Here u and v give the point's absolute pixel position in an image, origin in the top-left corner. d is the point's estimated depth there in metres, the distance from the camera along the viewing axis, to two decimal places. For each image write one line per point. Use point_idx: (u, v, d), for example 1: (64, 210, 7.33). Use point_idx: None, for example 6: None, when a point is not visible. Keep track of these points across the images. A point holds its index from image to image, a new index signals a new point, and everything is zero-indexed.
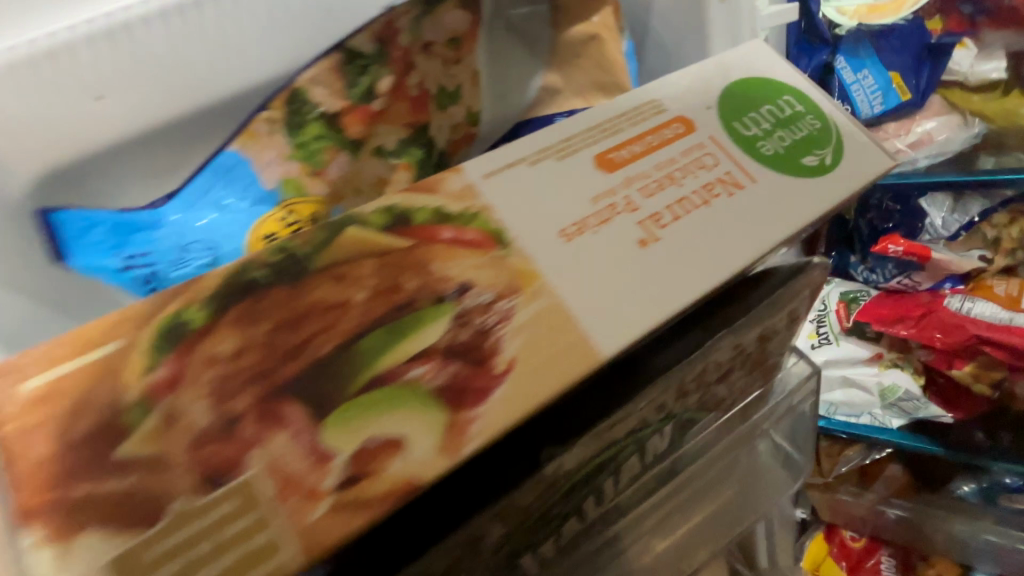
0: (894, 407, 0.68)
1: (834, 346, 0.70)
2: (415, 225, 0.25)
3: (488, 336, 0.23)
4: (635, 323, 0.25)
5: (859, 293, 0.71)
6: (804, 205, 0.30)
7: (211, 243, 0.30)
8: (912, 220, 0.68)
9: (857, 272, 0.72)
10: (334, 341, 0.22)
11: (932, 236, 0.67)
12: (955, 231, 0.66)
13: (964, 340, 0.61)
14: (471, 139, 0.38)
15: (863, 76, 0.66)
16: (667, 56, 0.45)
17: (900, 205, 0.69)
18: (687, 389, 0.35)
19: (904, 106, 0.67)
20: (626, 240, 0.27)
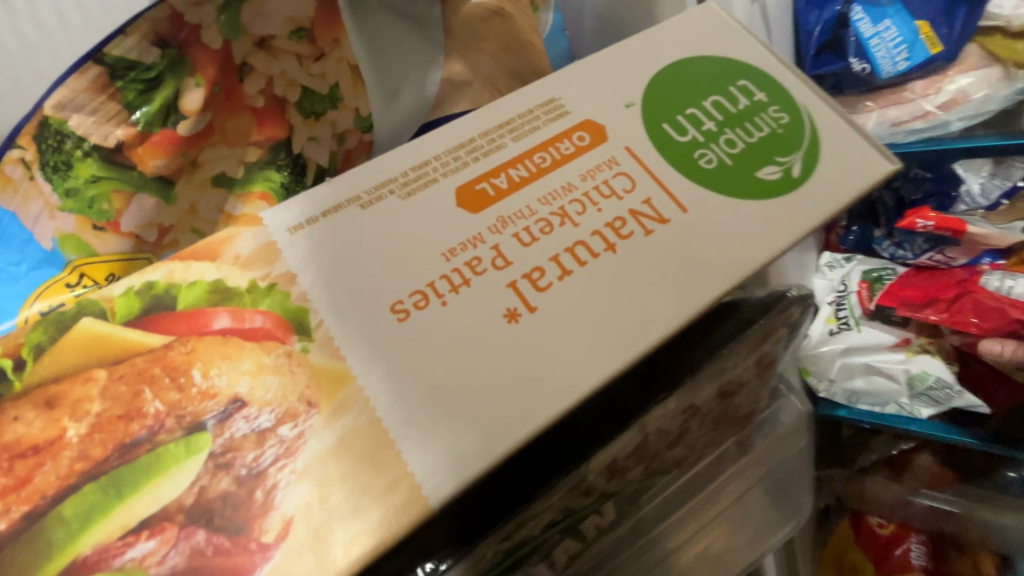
0: (923, 399, 0.49)
1: (854, 333, 0.52)
2: (180, 311, 0.18)
3: (260, 483, 0.16)
4: (486, 443, 0.17)
5: (885, 271, 0.53)
6: (754, 241, 0.21)
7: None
8: (945, 190, 0.52)
9: (882, 248, 0.54)
10: (19, 511, 0.15)
11: (968, 208, 0.51)
12: (996, 200, 0.50)
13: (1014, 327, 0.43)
14: (369, 149, 0.29)
15: (885, 27, 0.49)
16: (613, 29, 0.36)
17: (931, 171, 0.52)
18: (623, 465, 0.27)
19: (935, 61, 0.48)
20: (488, 313, 0.19)
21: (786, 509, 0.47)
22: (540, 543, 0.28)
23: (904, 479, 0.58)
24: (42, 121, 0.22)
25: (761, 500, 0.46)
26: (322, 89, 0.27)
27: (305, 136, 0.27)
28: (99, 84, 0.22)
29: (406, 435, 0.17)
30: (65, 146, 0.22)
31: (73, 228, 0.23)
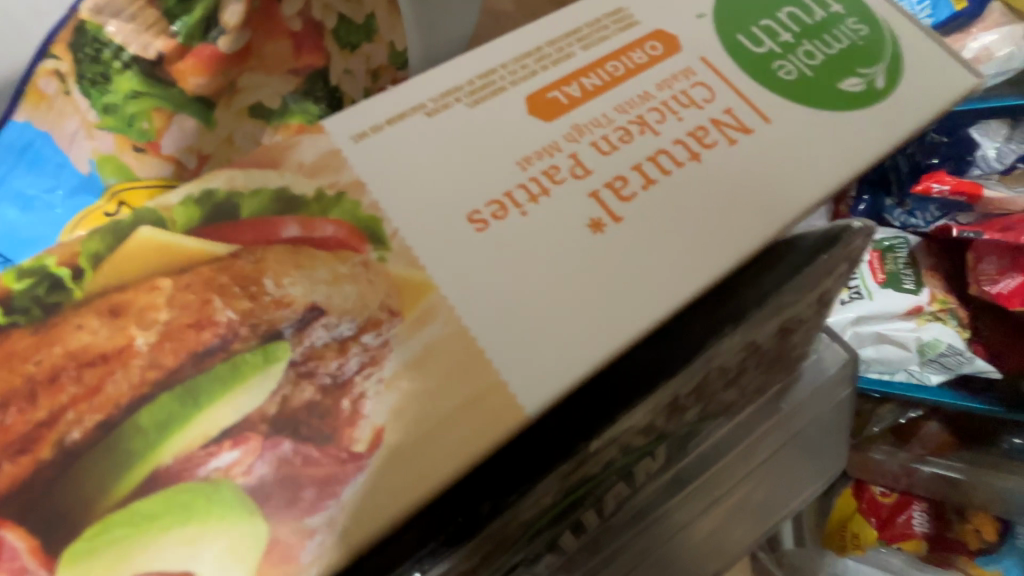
0: (933, 365, 0.46)
1: (867, 301, 0.47)
2: (245, 220, 0.17)
3: (346, 393, 0.15)
4: (577, 354, 0.16)
5: (897, 241, 0.49)
6: (843, 153, 0.20)
7: (5, 253, 0.21)
8: (961, 154, 0.48)
9: (891, 217, 0.50)
10: (91, 421, 0.14)
11: (982, 172, 0.48)
12: (1012, 164, 0.47)
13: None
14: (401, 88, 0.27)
15: None
16: None
17: (947, 136, 0.48)
18: (683, 403, 0.27)
19: (958, 18, 0.50)
20: (570, 222, 0.18)
21: (816, 466, 0.47)
22: (595, 486, 0.27)
23: (909, 445, 0.52)
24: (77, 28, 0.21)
25: (794, 452, 0.45)
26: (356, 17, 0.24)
27: (341, 69, 0.24)
28: None
29: (495, 345, 0.16)
30: (103, 56, 0.21)
31: (111, 150, 0.22)
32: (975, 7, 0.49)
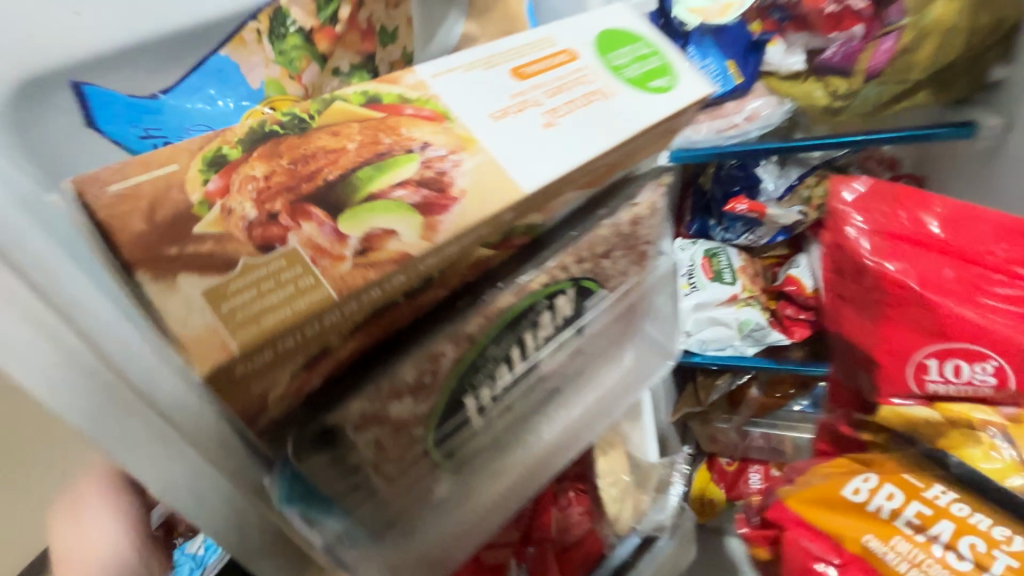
0: (750, 338, 1.09)
1: (700, 291, 1.10)
2: (385, 103, 0.34)
3: (446, 174, 0.33)
4: (545, 171, 0.35)
5: (718, 250, 1.14)
6: (654, 109, 0.43)
7: (209, 124, 0.37)
8: (752, 184, 1.11)
9: (717, 231, 1.15)
10: (337, 172, 0.30)
11: (767, 198, 1.11)
12: (782, 191, 1.10)
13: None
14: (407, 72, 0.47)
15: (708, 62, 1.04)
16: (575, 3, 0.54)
17: (743, 171, 1.12)
18: (584, 256, 0.48)
19: (738, 87, 1.08)
20: (535, 122, 0.38)
21: (661, 352, 0.72)
22: (535, 303, 0.46)
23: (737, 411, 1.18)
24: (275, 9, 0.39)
25: (642, 339, 0.70)
26: (389, 27, 0.44)
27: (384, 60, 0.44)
28: None
29: (508, 164, 0.35)
30: (285, 25, 0.40)
31: (277, 76, 0.40)
32: (745, 83, 1.08)
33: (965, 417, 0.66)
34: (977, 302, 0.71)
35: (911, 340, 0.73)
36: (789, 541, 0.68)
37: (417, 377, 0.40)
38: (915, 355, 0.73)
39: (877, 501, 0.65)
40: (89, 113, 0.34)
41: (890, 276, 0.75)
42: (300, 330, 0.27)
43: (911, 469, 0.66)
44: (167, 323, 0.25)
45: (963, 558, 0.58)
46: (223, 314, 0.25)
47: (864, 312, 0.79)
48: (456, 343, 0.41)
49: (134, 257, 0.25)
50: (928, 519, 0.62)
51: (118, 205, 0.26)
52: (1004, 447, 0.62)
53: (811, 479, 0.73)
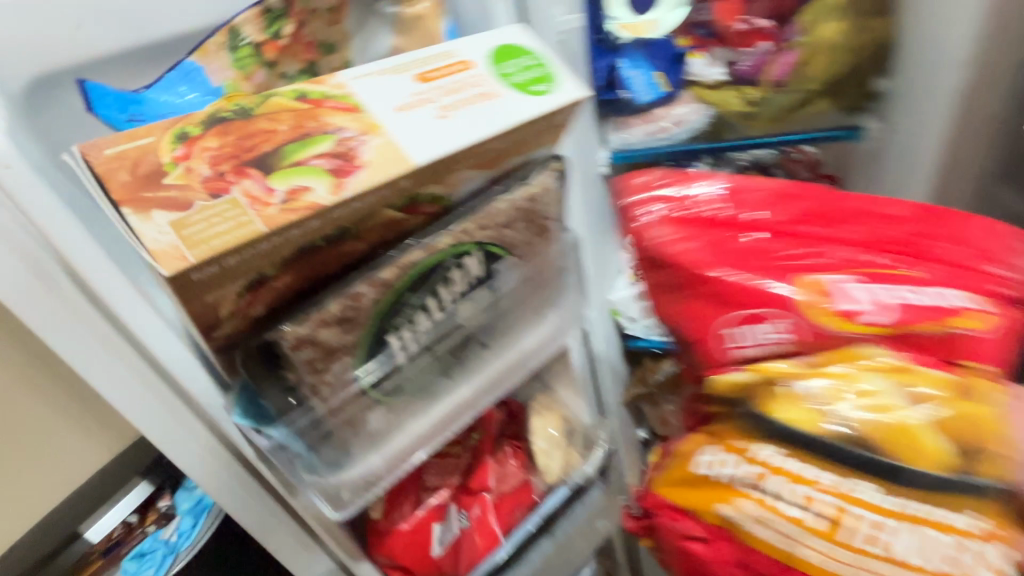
0: None
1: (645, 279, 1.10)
2: (311, 97, 0.46)
3: (354, 149, 0.44)
4: (433, 150, 0.47)
5: None
6: (532, 107, 0.55)
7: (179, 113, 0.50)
8: None
9: None
10: (270, 146, 0.42)
11: None
12: None
13: (970, 301, 0.62)
14: None
15: (635, 74, 0.93)
16: (486, 21, 0.66)
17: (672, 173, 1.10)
18: (486, 224, 0.60)
19: None
20: (430, 114, 0.50)
21: (574, 318, 0.85)
22: (444, 260, 0.58)
23: None
24: (231, 26, 0.51)
25: (558, 307, 0.82)
26: (328, 41, 0.58)
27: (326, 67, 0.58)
28: (258, 14, 0.52)
29: (404, 144, 0.46)
30: (238, 39, 0.52)
31: (234, 78, 0.52)
32: None
33: (766, 372, 0.64)
34: (759, 270, 0.65)
35: (731, 304, 0.66)
36: (665, 527, 0.72)
37: (342, 311, 0.51)
38: (740, 315, 0.65)
39: (735, 471, 0.64)
40: (87, 102, 0.47)
41: (715, 240, 0.68)
42: (238, 252, 0.38)
43: (738, 432, 0.66)
44: (143, 244, 0.36)
45: (823, 516, 0.58)
46: (183, 238, 0.36)
47: (672, 297, 0.71)
48: (374, 286, 0.53)
49: (122, 198, 0.37)
50: (768, 471, 0.62)
51: (112, 163, 0.37)
52: (805, 396, 0.61)
53: (679, 454, 0.74)
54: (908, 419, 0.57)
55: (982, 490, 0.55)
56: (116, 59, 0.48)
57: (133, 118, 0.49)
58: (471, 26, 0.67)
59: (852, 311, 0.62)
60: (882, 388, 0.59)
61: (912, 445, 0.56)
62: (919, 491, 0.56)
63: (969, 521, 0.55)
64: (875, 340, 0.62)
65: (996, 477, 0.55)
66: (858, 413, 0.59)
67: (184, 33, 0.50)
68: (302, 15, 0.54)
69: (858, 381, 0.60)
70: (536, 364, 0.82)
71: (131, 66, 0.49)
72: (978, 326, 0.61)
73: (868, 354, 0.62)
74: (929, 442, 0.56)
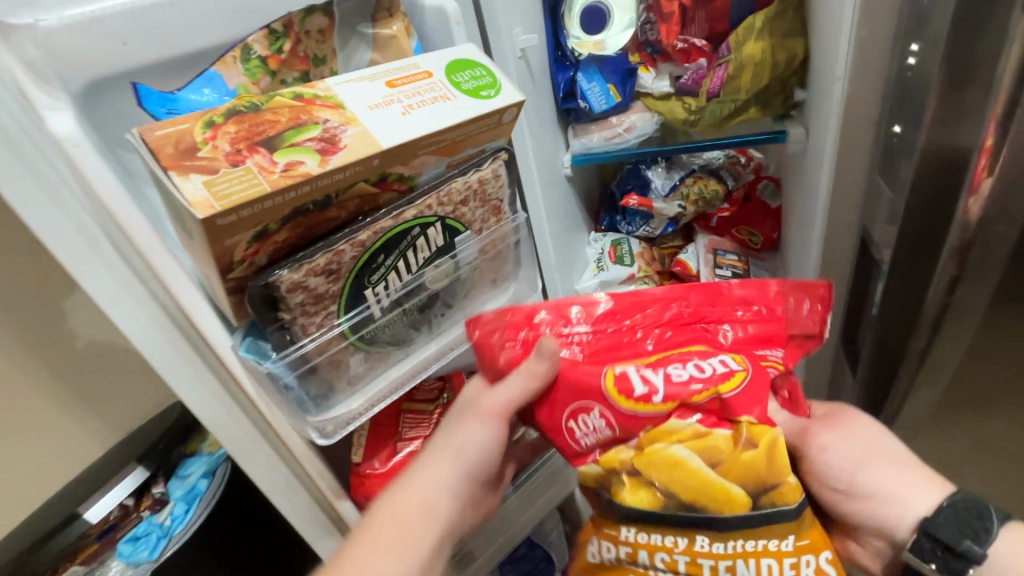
0: None
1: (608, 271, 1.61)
2: (305, 97, 0.61)
3: (336, 135, 0.59)
4: (397, 137, 0.62)
5: (620, 239, 1.68)
6: (478, 107, 0.70)
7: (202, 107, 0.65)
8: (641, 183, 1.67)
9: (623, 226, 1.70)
10: (274, 132, 0.57)
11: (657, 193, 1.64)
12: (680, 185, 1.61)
13: (743, 359, 0.68)
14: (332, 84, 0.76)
15: (592, 86, 1.35)
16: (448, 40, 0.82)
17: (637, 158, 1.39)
18: (445, 202, 0.75)
19: (619, 104, 1.38)
20: (396, 111, 0.65)
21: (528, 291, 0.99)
22: (411, 229, 0.73)
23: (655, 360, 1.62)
24: (244, 45, 0.67)
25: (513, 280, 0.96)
26: (320, 55, 0.73)
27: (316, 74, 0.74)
28: (265, 36, 0.68)
29: (375, 132, 0.61)
30: (250, 53, 0.67)
31: (245, 83, 0.68)
32: (624, 99, 1.38)
33: (615, 460, 0.70)
34: (593, 368, 0.71)
35: (564, 403, 0.71)
36: None
37: (327, 264, 0.66)
38: (569, 411, 0.71)
39: (614, 553, 0.73)
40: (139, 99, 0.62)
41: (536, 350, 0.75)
42: (250, 206, 0.53)
43: (608, 522, 0.74)
44: (183, 196, 0.50)
45: (680, 564, 0.69)
46: (211, 193, 0.51)
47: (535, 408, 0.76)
48: (353, 245, 0.67)
49: (168, 164, 0.51)
50: (633, 548, 0.71)
51: (161, 141, 0.52)
52: (638, 480, 0.69)
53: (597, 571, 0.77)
54: (706, 477, 0.65)
55: (792, 514, 0.65)
56: (155, 66, 0.64)
57: (170, 112, 0.64)
58: (435, 45, 0.84)
59: (645, 394, 0.67)
60: (685, 456, 0.66)
61: (726, 498, 0.65)
62: (742, 527, 0.66)
63: (788, 541, 0.65)
64: (671, 415, 0.67)
65: (785, 502, 0.65)
66: (670, 485, 0.66)
67: (205, 46, 0.66)
68: (298, 35, 0.71)
69: (668, 460, 0.66)
70: None
71: (168, 72, 0.66)
72: (749, 380, 0.66)
73: (674, 428, 0.66)
74: (735, 493, 0.65)
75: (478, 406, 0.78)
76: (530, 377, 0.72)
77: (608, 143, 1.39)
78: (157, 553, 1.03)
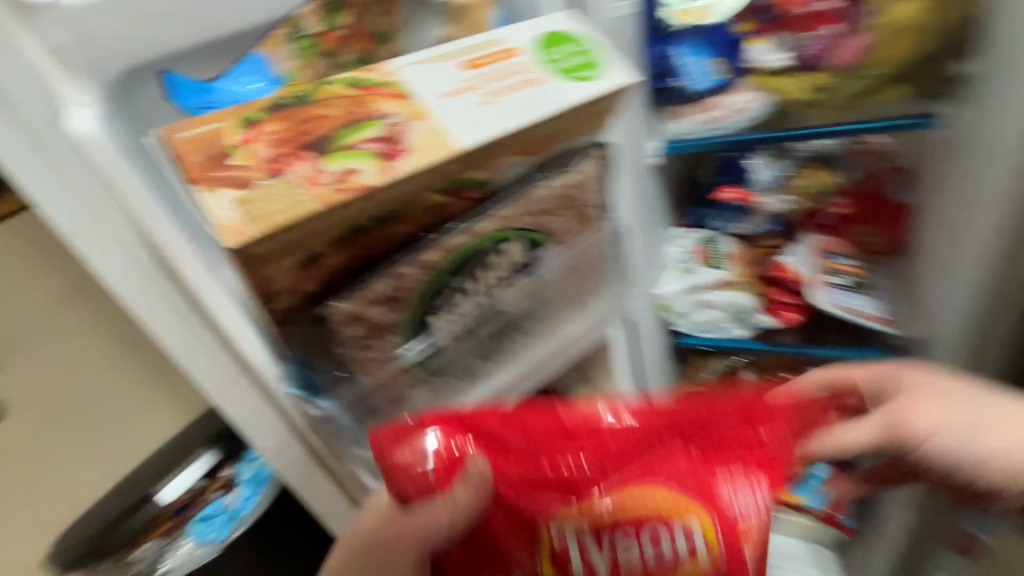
0: None
1: None
2: (364, 85, 0.48)
3: (402, 134, 0.47)
4: (475, 134, 0.49)
5: None
6: (578, 93, 0.55)
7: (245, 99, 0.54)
8: None
9: None
10: (325, 131, 0.45)
11: None
12: None
13: (726, 555, 0.43)
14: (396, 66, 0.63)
15: (688, 62, 0.86)
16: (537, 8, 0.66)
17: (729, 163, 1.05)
18: (529, 211, 0.61)
19: None
20: (476, 100, 0.51)
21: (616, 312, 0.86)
22: (487, 245, 0.60)
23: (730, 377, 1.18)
24: (292, 19, 0.54)
25: (599, 298, 0.83)
26: (383, 31, 0.61)
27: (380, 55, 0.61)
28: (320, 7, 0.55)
29: (450, 129, 0.48)
30: (301, 29, 0.55)
31: (295, 67, 0.56)
32: None
33: None
34: (528, 533, 0.45)
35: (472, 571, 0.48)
36: None
37: (387, 290, 0.54)
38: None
39: None
40: (164, 91, 0.52)
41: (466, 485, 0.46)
42: (293, 228, 0.41)
43: None
44: (211, 215, 0.39)
45: None
46: (247, 212, 0.40)
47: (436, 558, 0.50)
48: (418, 266, 0.55)
49: (194, 176, 0.40)
50: None
51: (187, 143, 0.41)
52: None
53: None
54: None
55: None
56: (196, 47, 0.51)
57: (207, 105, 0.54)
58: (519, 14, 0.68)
59: None
60: None
61: None
62: None
63: None
64: None
65: None
66: None
67: (256, 24, 0.53)
68: (358, 7, 0.57)
69: None
70: (573, 355, 0.82)
71: (209, 58, 0.53)
72: None
73: None
74: None
75: (382, 546, 0.47)
76: (452, 521, 0.43)
77: (700, 127, 0.88)
78: (224, 535, 1.00)
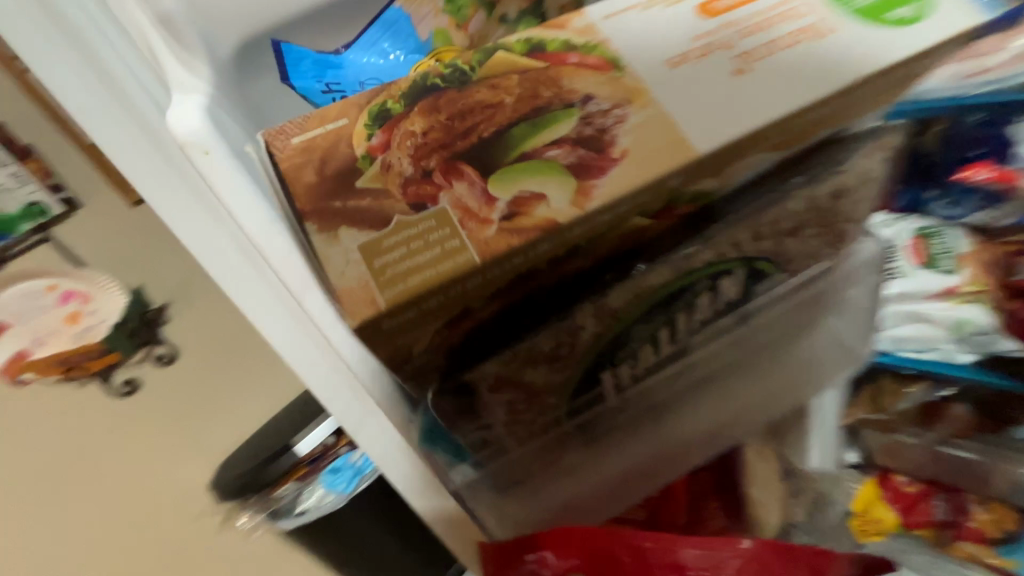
0: None
1: None
2: (549, 52, 0.31)
3: (607, 132, 0.29)
4: (723, 128, 0.29)
5: None
6: (893, 47, 0.32)
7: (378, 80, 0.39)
8: None
9: None
10: (491, 130, 0.29)
11: None
12: None
13: None
14: None
15: None
16: None
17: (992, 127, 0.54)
18: (763, 234, 0.40)
19: None
20: (723, 70, 0.31)
21: (846, 360, 0.61)
22: (693, 282, 0.41)
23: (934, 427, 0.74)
24: None
25: (827, 341, 0.59)
26: None
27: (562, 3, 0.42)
28: None
29: (682, 120, 0.30)
30: None
31: (445, 26, 0.41)
32: None
33: None
34: None
35: None
36: None
37: (553, 347, 0.38)
38: None
39: None
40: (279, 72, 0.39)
41: None
42: (441, 292, 0.27)
43: None
44: (325, 273, 0.26)
45: None
46: (375, 271, 0.26)
47: None
48: (598, 315, 0.38)
49: (304, 209, 0.27)
50: None
51: (299, 156, 0.28)
52: None
53: None
54: None
55: None
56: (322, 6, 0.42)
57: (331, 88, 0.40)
58: None
59: None
60: None
61: None
62: None
63: None
64: None
65: None
66: None
67: None
68: None
69: None
70: (777, 414, 0.61)
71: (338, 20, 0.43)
72: None
73: None
74: None
75: None
76: None
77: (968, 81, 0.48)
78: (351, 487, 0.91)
